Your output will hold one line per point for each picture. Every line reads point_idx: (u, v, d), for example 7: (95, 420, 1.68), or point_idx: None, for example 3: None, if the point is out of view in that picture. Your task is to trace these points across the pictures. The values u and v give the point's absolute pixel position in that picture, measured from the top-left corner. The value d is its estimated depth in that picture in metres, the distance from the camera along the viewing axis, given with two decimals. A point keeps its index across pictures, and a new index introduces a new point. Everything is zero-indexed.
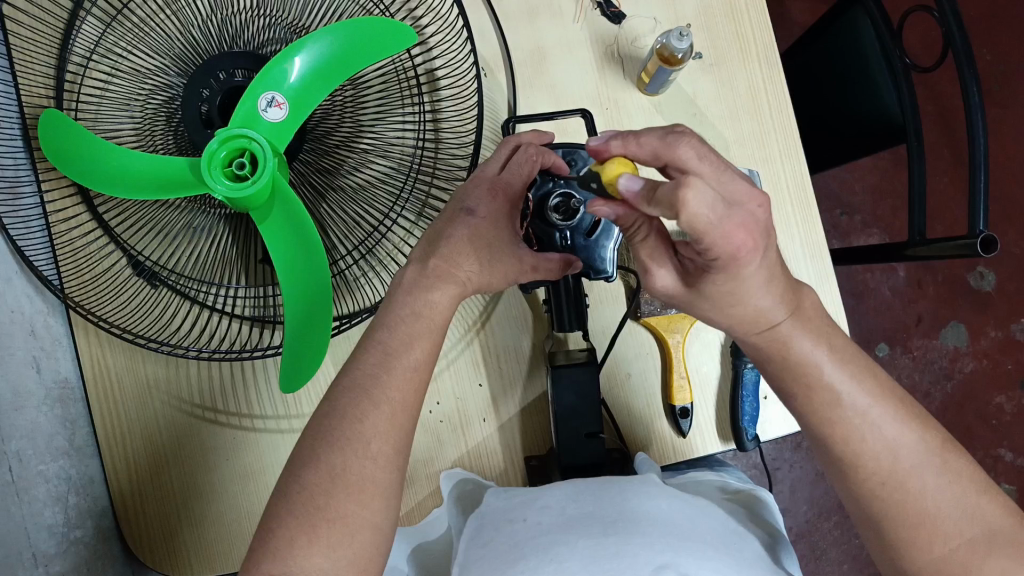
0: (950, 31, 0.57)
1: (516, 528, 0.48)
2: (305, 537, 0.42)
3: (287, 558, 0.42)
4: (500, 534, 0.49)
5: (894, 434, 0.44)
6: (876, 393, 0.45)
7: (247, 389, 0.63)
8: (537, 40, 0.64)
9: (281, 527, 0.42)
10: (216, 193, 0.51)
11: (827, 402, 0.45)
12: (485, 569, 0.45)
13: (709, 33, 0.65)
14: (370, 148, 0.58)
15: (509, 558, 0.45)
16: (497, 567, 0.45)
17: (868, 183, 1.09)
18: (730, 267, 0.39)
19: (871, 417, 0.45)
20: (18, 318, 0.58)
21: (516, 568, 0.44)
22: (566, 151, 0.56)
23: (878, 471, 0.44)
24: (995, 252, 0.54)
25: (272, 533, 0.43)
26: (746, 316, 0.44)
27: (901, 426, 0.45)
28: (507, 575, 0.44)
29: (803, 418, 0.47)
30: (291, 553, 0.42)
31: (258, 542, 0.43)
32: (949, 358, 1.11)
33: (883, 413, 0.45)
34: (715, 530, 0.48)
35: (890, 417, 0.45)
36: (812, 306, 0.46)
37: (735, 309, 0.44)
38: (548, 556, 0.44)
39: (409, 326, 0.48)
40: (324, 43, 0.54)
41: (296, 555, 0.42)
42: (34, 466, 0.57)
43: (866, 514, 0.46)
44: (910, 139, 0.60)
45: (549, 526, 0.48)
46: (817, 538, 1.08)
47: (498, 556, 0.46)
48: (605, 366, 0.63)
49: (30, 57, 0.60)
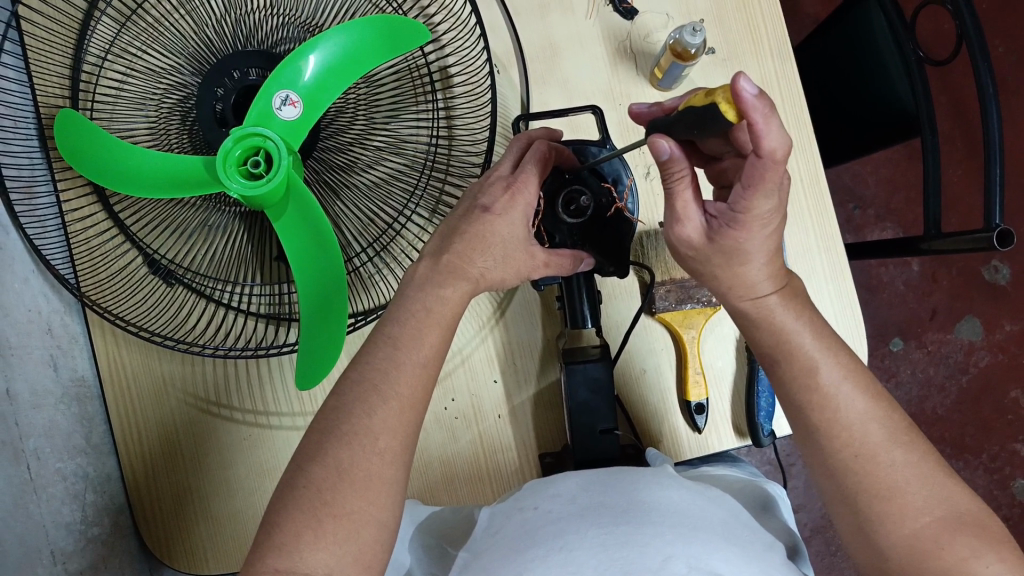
0: (963, 22, 0.56)
1: (528, 516, 0.50)
2: (311, 532, 0.42)
3: (292, 555, 0.42)
4: (511, 522, 0.51)
5: (891, 424, 0.47)
6: (850, 371, 0.48)
7: (262, 386, 0.63)
8: (549, 35, 0.64)
9: (286, 521, 0.42)
10: (231, 191, 0.51)
11: None
12: (500, 555, 0.47)
13: (722, 27, 0.64)
14: (383, 146, 0.59)
15: (521, 544, 0.47)
16: (509, 554, 0.47)
17: (882, 176, 1.09)
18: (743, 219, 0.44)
19: (843, 391, 0.47)
20: (36, 317, 0.59)
21: (526, 555, 0.46)
22: (577, 147, 0.58)
23: (848, 444, 0.46)
24: (1011, 246, 0.54)
25: (277, 527, 0.43)
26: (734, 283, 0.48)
27: (884, 426, 0.46)
28: (516, 561, 0.46)
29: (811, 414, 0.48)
30: (297, 548, 0.42)
31: (262, 538, 0.43)
32: (965, 352, 1.11)
33: (862, 421, 0.46)
34: (722, 520, 0.49)
35: (862, 398, 0.47)
36: None
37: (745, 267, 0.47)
38: (559, 543, 0.46)
39: (418, 320, 0.48)
40: (336, 41, 0.54)
41: (302, 550, 0.42)
42: (52, 464, 0.57)
43: (864, 522, 0.45)
44: (924, 130, 0.59)
45: (559, 514, 0.49)
46: (832, 533, 1.06)
47: (511, 544, 0.48)
48: (619, 362, 0.62)
49: (47, 57, 0.61)
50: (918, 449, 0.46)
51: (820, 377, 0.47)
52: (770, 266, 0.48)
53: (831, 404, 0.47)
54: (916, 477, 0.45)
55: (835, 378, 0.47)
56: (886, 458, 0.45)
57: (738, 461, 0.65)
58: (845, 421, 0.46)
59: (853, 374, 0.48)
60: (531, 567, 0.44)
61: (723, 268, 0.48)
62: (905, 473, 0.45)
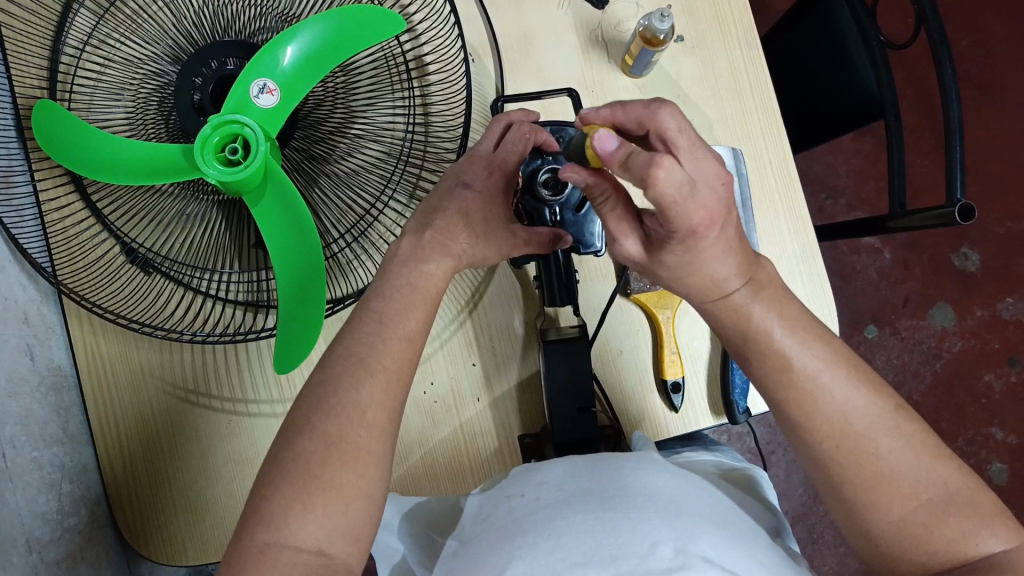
0: (923, 9, 0.58)
1: (517, 505, 0.51)
2: (300, 505, 0.42)
3: (281, 527, 0.41)
4: (500, 511, 0.52)
5: (871, 393, 0.47)
6: (835, 350, 0.48)
7: (241, 373, 0.63)
8: (524, 25, 0.66)
9: (274, 496, 0.42)
10: (209, 177, 0.51)
11: (794, 348, 0.47)
12: (488, 545, 0.48)
13: (690, 14, 0.66)
14: (362, 134, 0.59)
15: (510, 533, 0.48)
16: (498, 543, 0.48)
17: (853, 166, 1.11)
18: (689, 241, 0.41)
19: (822, 383, 0.46)
20: (12, 306, 0.58)
21: (514, 543, 0.46)
22: (554, 127, 0.56)
23: (832, 420, 0.46)
24: (972, 220, 0.55)
25: (265, 502, 0.42)
26: (704, 286, 0.46)
27: (864, 381, 0.47)
28: (504, 549, 0.46)
29: (776, 397, 0.48)
30: (285, 522, 0.41)
31: (249, 513, 0.42)
32: (937, 338, 1.12)
33: (834, 377, 0.47)
34: (708, 504, 0.50)
35: (841, 365, 0.47)
36: (767, 277, 0.49)
37: (694, 277, 0.46)
38: (547, 530, 0.46)
39: (404, 296, 0.49)
40: (314, 30, 0.55)
41: (291, 524, 0.41)
42: (28, 453, 0.57)
43: (845, 487, 0.46)
44: (888, 116, 0.61)
45: (547, 502, 0.50)
46: (813, 520, 1.07)
47: (499, 533, 0.49)
48: (595, 345, 0.63)
49: (24, 49, 0.61)
50: (896, 414, 0.46)
51: (795, 341, 0.47)
52: (739, 261, 0.45)
53: (815, 386, 0.46)
54: (891, 442, 0.45)
55: (809, 345, 0.47)
56: (854, 436, 0.46)
57: (718, 443, 0.66)
58: (825, 388, 0.46)
59: (828, 340, 0.48)
60: (520, 554, 0.45)
61: (693, 277, 0.46)
62: (877, 429, 0.46)
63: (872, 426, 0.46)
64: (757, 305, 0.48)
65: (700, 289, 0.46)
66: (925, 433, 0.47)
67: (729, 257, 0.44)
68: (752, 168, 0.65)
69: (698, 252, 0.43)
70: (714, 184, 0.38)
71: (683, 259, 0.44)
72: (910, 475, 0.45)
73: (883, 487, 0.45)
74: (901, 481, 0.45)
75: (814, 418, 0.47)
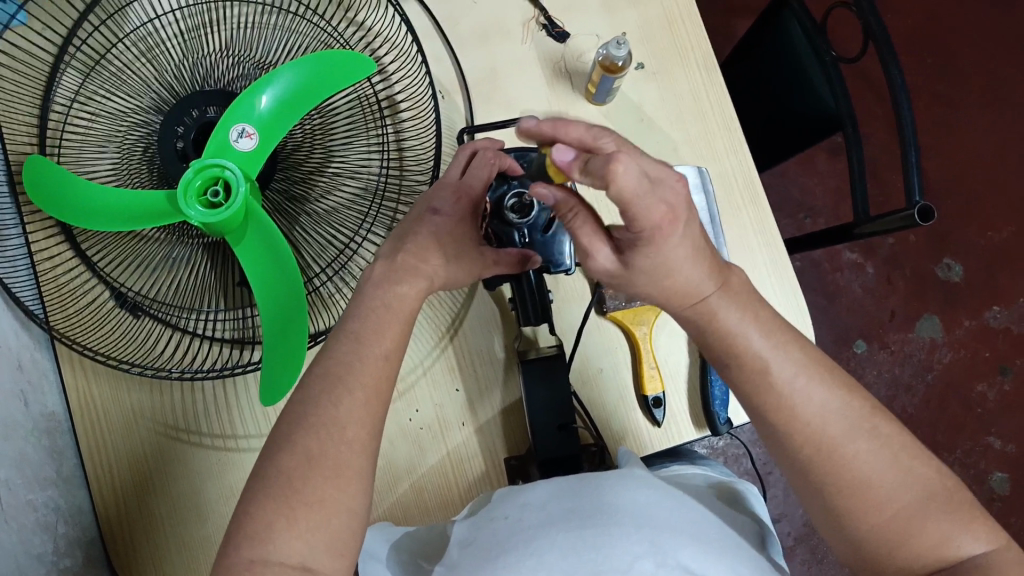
0: (870, 25, 0.61)
1: (500, 527, 0.51)
2: (285, 520, 0.43)
3: (267, 541, 0.42)
4: (484, 532, 0.52)
5: (842, 391, 0.47)
6: (801, 348, 0.48)
7: (231, 408, 0.64)
8: (491, 61, 0.69)
9: (258, 511, 0.43)
10: (191, 219, 0.53)
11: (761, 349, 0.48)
12: (472, 566, 0.48)
13: (648, 43, 0.69)
14: (339, 172, 0.62)
15: (493, 553, 0.48)
16: (481, 564, 0.48)
17: (830, 186, 1.13)
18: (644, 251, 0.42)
19: (795, 387, 0.47)
20: (6, 353, 0.60)
21: (497, 564, 0.47)
22: (518, 154, 0.60)
23: (800, 416, 0.47)
24: (932, 220, 0.57)
25: (250, 517, 0.43)
26: (674, 291, 0.47)
27: (832, 382, 0.48)
28: (488, 569, 0.47)
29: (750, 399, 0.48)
30: (270, 536, 0.42)
31: (234, 531, 0.43)
32: (927, 351, 1.13)
33: (807, 381, 0.47)
34: (690, 518, 0.50)
35: (808, 364, 0.48)
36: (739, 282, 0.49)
37: (667, 282, 0.46)
38: (530, 551, 0.47)
39: (380, 316, 0.50)
40: (289, 76, 0.58)
41: (275, 538, 0.42)
42: (23, 495, 0.58)
43: (819, 483, 0.47)
44: (845, 126, 0.63)
45: (530, 522, 0.50)
46: (816, 541, 1.06)
47: (482, 553, 0.49)
48: (574, 364, 0.64)
49: (15, 108, 0.64)
50: (862, 411, 0.47)
51: (763, 343, 0.48)
52: (708, 267, 0.46)
53: (781, 383, 0.47)
54: (858, 438, 0.46)
55: (776, 346, 0.47)
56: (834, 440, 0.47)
57: (704, 459, 0.66)
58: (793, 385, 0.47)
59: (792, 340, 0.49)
60: None
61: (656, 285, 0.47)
62: (845, 427, 0.46)
63: (845, 428, 0.47)
64: (723, 311, 0.48)
65: (662, 296, 0.47)
66: (900, 432, 0.47)
67: (693, 263, 0.45)
68: (719, 184, 0.67)
69: (658, 256, 0.44)
70: (666, 187, 0.39)
71: (652, 270, 0.45)
72: (876, 463, 0.46)
73: (854, 480, 0.46)
74: (869, 473, 0.46)
75: (785, 417, 0.47)
